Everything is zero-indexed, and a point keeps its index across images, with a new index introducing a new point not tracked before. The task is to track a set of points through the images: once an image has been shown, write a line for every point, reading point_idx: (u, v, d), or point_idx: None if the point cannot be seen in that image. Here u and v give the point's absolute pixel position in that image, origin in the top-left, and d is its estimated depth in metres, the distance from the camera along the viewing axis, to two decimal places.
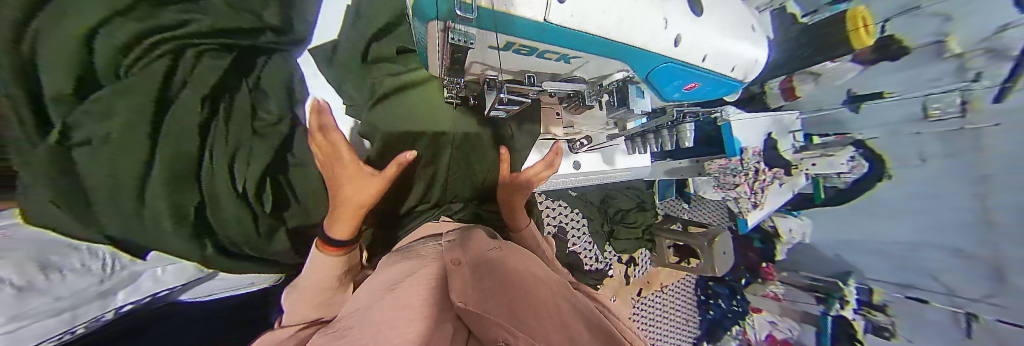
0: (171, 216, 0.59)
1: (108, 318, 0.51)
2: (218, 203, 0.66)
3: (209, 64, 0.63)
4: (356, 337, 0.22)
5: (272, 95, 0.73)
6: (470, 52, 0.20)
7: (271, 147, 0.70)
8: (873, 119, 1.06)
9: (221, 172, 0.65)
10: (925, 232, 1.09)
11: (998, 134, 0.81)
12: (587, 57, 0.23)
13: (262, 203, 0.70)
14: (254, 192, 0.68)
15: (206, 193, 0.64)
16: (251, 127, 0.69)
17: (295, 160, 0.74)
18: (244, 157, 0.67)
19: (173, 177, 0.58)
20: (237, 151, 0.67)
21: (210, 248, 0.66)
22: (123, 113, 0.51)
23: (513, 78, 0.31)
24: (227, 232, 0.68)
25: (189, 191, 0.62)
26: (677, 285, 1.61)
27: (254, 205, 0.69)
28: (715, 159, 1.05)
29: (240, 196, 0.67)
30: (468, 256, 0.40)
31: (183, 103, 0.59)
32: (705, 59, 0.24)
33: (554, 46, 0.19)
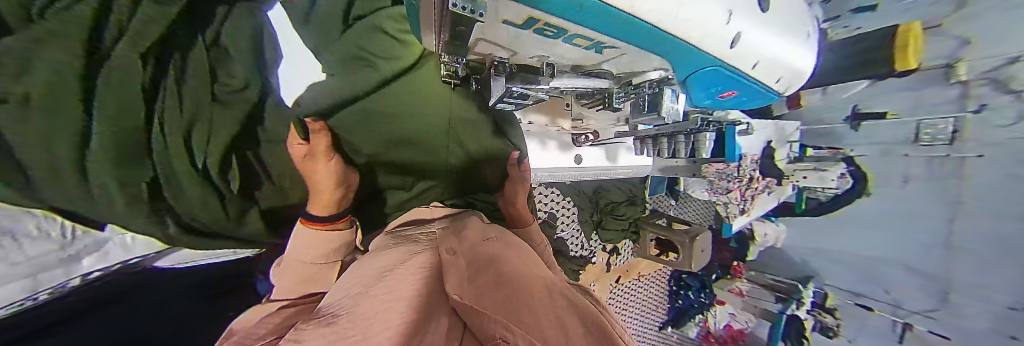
0: (124, 195, 0.45)
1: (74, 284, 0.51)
2: (179, 185, 0.51)
3: (151, 9, 0.47)
4: (340, 323, 0.19)
5: (238, 58, 0.57)
6: (477, 25, 0.15)
7: (237, 122, 0.55)
8: (872, 137, 1.23)
9: (179, 152, 0.49)
10: (895, 250, 1.24)
11: (981, 164, 1.00)
12: (624, 47, 0.20)
13: (230, 184, 0.55)
14: (221, 173, 0.54)
15: (160, 171, 0.48)
16: (211, 93, 0.53)
17: (268, 135, 0.59)
18: (205, 132, 0.52)
19: (122, 153, 0.44)
20: (196, 123, 0.51)
21: (173, 227, 0.53)
22: (42, 68, 0.35)
23: (529, 63, 0.27)
24: (194, 214, 0.54)
25: (142, 168, 0.46)
26: (653, 276, 1.68)
27: (220, 184, 0.54)
28: (714, 162, 0.99)
29: (203, 177, 0.53)
30: (463, 246, 0.37)
31: (118, 60, 0.42)
32: (751, 65, 0.24)
33: (587, 31, 0.15)
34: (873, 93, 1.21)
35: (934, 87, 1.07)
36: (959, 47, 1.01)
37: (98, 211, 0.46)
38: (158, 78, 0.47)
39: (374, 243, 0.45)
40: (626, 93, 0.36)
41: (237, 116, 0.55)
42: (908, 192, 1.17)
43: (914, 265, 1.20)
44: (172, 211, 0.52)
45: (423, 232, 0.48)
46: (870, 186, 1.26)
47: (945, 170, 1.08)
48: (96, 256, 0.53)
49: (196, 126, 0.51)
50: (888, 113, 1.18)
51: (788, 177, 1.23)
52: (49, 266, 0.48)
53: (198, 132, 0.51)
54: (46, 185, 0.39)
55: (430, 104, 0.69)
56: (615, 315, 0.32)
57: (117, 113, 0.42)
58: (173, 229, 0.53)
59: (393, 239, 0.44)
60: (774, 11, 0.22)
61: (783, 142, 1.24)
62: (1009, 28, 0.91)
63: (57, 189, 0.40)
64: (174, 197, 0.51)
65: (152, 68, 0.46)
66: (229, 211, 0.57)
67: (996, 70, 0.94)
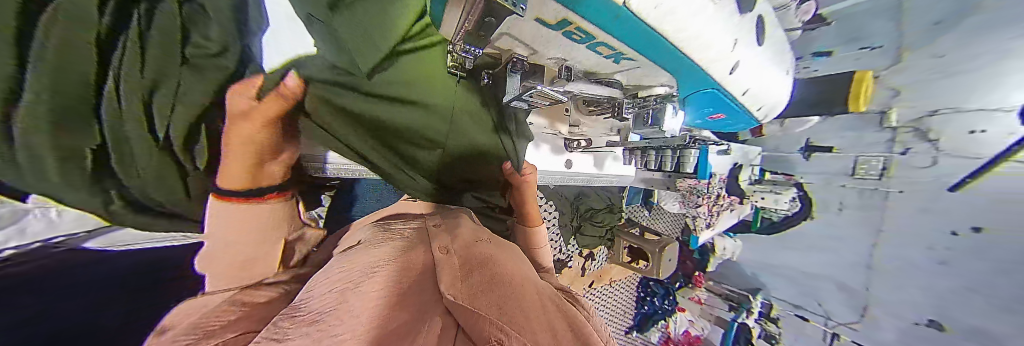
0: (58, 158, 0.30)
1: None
2: (123, 157, 0.35)
3: None
4: (324, 321, 0.18)
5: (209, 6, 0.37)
6: (507, 19, 0.16)
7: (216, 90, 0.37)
8: (819, 166, 1.37)
9: (138, 119, 0.33)
10: (830, 268, 1.42)
11: (900, 198, 1.20)
12: (641, 61, 0.22)
13: (196, 161, 0.39)
14: (186, 149, 0.38)
15: (106, 135, 0.32)
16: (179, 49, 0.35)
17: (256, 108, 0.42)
18: (170, 94, 0.35)
19: (54, 111, 0.27)
20: (162, 83, 0.34)
21: (119, 201, 0.38)
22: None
23: (544, 62, 0.27)
24: (145, 189, 0.39)
25: (72, 129, 0.30)
26: (623, 282, 1.76)
27: (185, 161, 0.39)
28: (686, 178, 1.07)
29: (162, 153, 0.37)
30: (456, 247, 0.36)
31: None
32: (743, 91, 0.28)
33: (616, 41, 0.17)
34: (826, 131, 1.35)
35: (869, 130, 1.25)
36: (892, 97, 1.19)
37: (18, 180, 0.30)
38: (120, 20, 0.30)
39: (358, 238, 0.42)
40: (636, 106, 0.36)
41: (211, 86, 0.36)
42: (843, 218, 1.34)
43: (842, 281, 1.39)
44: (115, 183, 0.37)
45: (412, 227, 0.45)
46: (813, 212, 1.42)
47: (871, 201, 1.26)
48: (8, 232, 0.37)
49: (162, 91, 0.34)
50: (833, 148, 1.33)
51: (748, 197, 1.36)
52: None
53: (164, 96, 0.34)
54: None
55: (422, 93, 0.53)
56: (600, 321, 0.33)
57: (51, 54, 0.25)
58: (117, 204, 0.39)
59: (378, 233, 0.42)
60: (760, 51, 0.26)
61: (747, 165, 1.36)
62: (929, 84, 1.11)
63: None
64: (120, 168, 0.35)
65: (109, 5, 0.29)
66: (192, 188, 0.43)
67: (919, 120, 1.14)
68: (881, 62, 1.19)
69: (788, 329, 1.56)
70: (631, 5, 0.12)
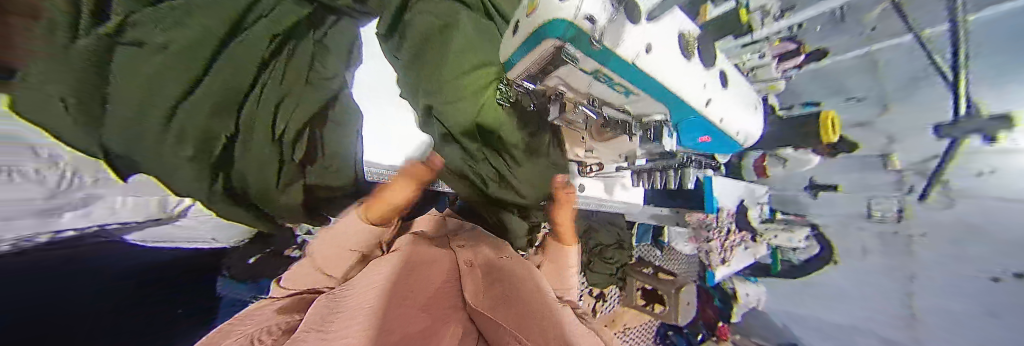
0: (196, 140, 0.41)
1: (40, 240, 0.41)
2: (248, 146, 0.49)
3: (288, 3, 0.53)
4: (365, 306, 0.23)
5: (335, 53, 0.63)
6: (567, 68, 0.31)
7: (319, 102, 0.57)
8: (828, 207, 1.34)
9: (263, 125, 0.49)
10: (865, 320, 1.31)
11: (927, 244, 1.11)
12: (640, 96, 0.35)
13: (295, 154, 0.55)
14: (292, 142, 0.53)
15: (242, 123, 0.47)
16: (307, 75, 0.56)
17: (337, 117, 0.62)
18: (289, 108, 0.52)
19: (216, 109, 0.42)
20: (290, 94, 0.53)
21: (219, 188, 0.48)
22: (197, 27, 0.37)
23: (575, 98, 0.39)
24: (246, 175, 0.51)
25: (228, 118, 0.45)
26: (638, 329, 1.61)
27: (287, 151, 0.54)
28: (692, 212, 1.11)
29: (275, 146, 0.52)
30: (479, 262, 0.42)
31: (250, 40, 0.45)
32: (721, 122, 0.41)
33: (620, 78, 0.32)
34: (822, 172, 1.34)
35: (875, 172, 1.20)
36: (888, 144, 1.14)
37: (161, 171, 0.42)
38: (275, 54, 0.50)
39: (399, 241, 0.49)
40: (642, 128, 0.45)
41: (319, 99, 0.57)
42: (867, 262, 1.27)
43: (885, 336, 1.26)
44: (229, 170, 0.49)
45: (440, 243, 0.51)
46: (835, 255, 1.35)
47: (894, 246, 1.19)
48: (78, 214, 0.45)
49: (288, 99, 0.52)
50: (838, 186, 1.31)
51: (760, 235, 1.34)
52: (29, 215, 0.37)
53: (287, 104, 0.52)
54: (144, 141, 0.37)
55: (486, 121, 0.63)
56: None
57: (226, 72, 0.42)
58: (217, 189, 0.48)
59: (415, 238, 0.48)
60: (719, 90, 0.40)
61: (754, 203, 1.34)
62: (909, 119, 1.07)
63: (121, 130, 0.35)
64: (242, 156, 0.49)
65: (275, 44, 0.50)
66: (280, 177, 0.55)
67: (922, 164, 1.07)
68: (869, 114, 1.16)
69: None
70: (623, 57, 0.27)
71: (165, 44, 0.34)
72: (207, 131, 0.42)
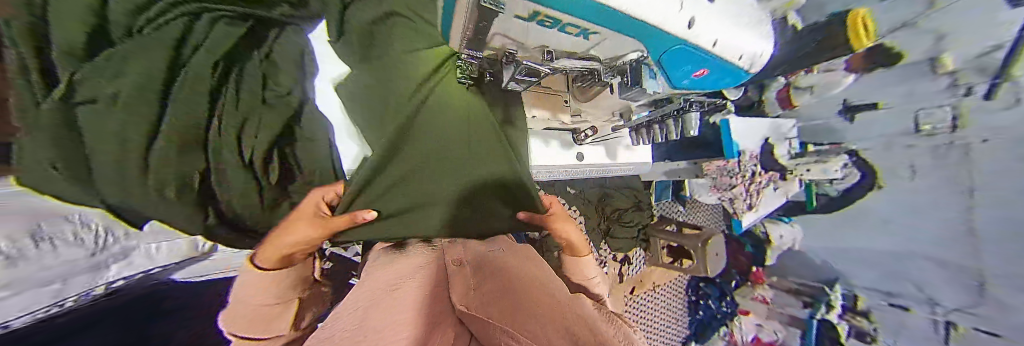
0: (176, 181, 0.49)
1: (97, 293, 0.46)
2: (224, 174, 0.55)
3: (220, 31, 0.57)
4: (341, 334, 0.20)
5: (285, 70, 0.64)
6: (498, 19, 0.19)
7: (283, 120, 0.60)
8: (868, 129, 1.24)
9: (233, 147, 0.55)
10: (915, 244, 1.18)
11: (985, 150, 0.97)
12: (609, 35, 0.22)
13: (268, 175, 0.59)
14: (263, 164, 0.58)
15: (210, 158, 0.53)
16: (261, 97, 0.59)
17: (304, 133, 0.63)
18: (250, 129, 0.57)
19: (183, 145, 0.49)
20: (248, 118, 0.57)
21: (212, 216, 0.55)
22: (134, 72, 0.46)
23: (529, 56, 0.29)
24: (232, 201, 0.57)
25: (194, 153, 0.51)
26: (670, 285, 1.62)
27: (261, 175, 0.58)
28: (713, 160, 1.04)
29: (247, 170, 0.57)
30: (470, 260, 0.39)
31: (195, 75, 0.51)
32: (745, 62, 0.29)
33: (582, 21, 0.18)
34: (863, 90, 1.20)
35: (919, 81, 1.08)
36: (936, 42, 1.00)
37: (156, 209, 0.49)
38: (220, 84, 0.55)
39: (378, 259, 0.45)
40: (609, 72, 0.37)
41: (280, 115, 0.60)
42: (918, 182, 1.14)
43: (936, 256, 1.14)
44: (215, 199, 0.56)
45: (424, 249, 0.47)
46: (879, 179, 1.24)
47: (948, 159, 1.06)
48: (122, 264, 0.52)
49: (247, 123, 0.57)
50: (878, 104, 1.18)
51: (791, 172, 1.22)
52: (79, 271, 0.44)
53: (248, 127, 0.57)
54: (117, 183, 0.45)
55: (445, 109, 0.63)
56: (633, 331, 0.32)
57: (185, 103, 0.50)
58: (212, 219, 0.55)
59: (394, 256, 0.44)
60: (742, 11, 0.26)
61: (780, 139, 1.23)
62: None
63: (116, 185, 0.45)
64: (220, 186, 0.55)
65: (220, 75, 0.55)
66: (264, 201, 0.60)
67: (978, 60, 0.94)
68: (909, 13, 1.01)
69: (885, 326, 1.31)
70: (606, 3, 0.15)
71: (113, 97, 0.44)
72: (181, 173, 0.50)
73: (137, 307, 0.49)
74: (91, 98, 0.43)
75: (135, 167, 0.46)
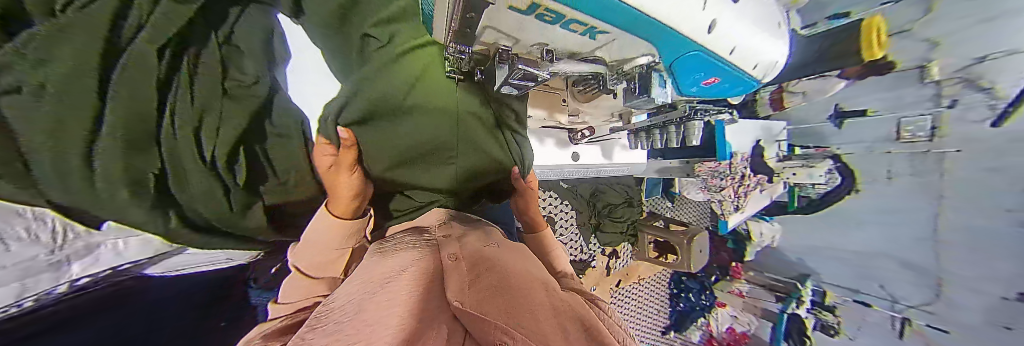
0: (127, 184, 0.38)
1: (59, 291, 0.47)
2: (184, 178, 0.45)
3: None
4: (340, 333, 0.20)
5: (249, 53, 0.53)
6: (487, 12, 0.16)
7: (247, 116, 0.50)
8: (853, 135, 1.25)
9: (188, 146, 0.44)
10: (886, 244, 1.25)
11: (960, 159, 1.02)
12: (617, 34, 0.20)
13: (236, 177, 0.49)
14: (226, 163, 0.48)
15: (165, 158, 0.43)
16: (221, 87, 0.48)
17: (276, 128, 0.55)
18: (211, 127, 0.46)
19: (133, 142, 0.38)
20: (207, 111, 0.46)
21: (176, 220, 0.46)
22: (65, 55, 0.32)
23: (525, 53, 0.27)
24: (195, 206, 0.48)
25: (148, 152, 0.41)
26: (654, 278, 1.67)
27: (224, 175, 0.48)
28: (705, 161, 1.05)
29: (211, 173, 0.47)
30: (466, 252, 0.39)
31: (135, 53, 0.38)
32: (753, 67, 0.26)
33: (583, 16, 0.16)
34: (854, 94, 1.23)
35: (906, 89, 1.10)
36: (928, 50, 1.03)
37: (107, 208, 0.39)
38: (173, 70, 0.43)
39: (373, 251, 0.44)
40: (618, 77, 0.34)
41: (240, 112, 0.49)
42: (894, 187, 1.19)
43: (904, 259, 1.20)
44: (175, 203, 0.46)
45: (419, 239, 0.47)
46: (857, 182, 1.28)
47: (924, 166, 1.10)
48: (86, 263, 0.49)
49: (207, 118, 0.46)
50: (867, 111, 1.20)
51: (778, 175, 1.23)
52: (38, 271, 0.44)
53: (209, 122, 0.46)
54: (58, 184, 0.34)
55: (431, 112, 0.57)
56: (621, 325, 0.33)
57: (130, 93, 0.37)
58: (174, 223, 0.46)
59: (389, 248, 0.44)
60: (760, 4, 0.23)
61: (771, 141, 1.25)
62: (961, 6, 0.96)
63: (59, 186, 0.35)
64: (180, 191, 0.45)
65: (168, 61, 0.42)
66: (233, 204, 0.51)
67: (967, 69, 0.97)
68: (905, 16, 1.06)
69: (847, 319, 1.38)
70: (632, 4, 0.13)
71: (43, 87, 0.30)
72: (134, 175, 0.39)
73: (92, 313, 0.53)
74: (16, 84, 0.29)
75: (76, 169, 0.35)
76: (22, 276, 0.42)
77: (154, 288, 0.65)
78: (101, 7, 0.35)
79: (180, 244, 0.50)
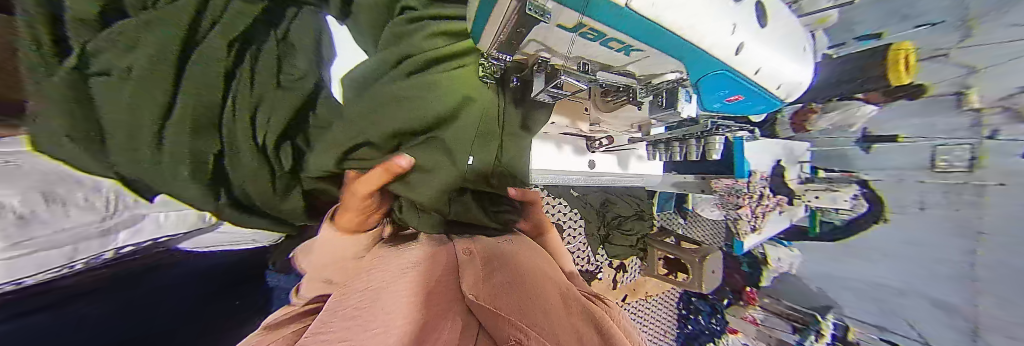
0: (191, 163, 0.44)
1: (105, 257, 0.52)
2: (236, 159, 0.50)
3: (241, 10, 0.50)
4: (369, 318, 0.23)
5: (300, 50, 0.59)
6: (535, 29, 0.18)
7: (295, 105, 0.56)
8: (880, 161, 1.18)
9: (243, 129, 0.49)
10: (916, 281, 1.15)
11: (998, 193, 0.93)
12: (652, 52, 0.21)
13: (281, 161, 0.55)
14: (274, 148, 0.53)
15: (224, 142, 0.48)
16: (276, 80, 0.53)
17: (316, 120, 0.60)
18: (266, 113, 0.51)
19: (198, 126, 0.44)
20: (262, 101, 0.51)
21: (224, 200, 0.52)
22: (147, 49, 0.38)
23: (564, 64, 0.28)
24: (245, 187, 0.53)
25: (207, 137, 0.46)
26: (662, 297, 1.62)
27: (275, 160, 0.54)
28: (722, 177, 1.01)
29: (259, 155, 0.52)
30: (480, 248, 0.42)
31: (209, 47, 0.45)
32: (776, 86, 0.27)
33: (624, 34, 0.17)
34: (888, 119, 1.12)
35: (942, 116, 1.00)
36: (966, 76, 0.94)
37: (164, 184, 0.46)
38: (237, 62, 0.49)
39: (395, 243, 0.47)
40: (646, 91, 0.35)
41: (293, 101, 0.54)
42: (927, 219, 1.10)
43: (934, 296, 1.11)
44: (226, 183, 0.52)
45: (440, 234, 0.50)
46: (886, 211, 1.19)
47: (960, 199, 1.01)
48: (131, 231, 0.53)
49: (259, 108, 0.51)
50: (898, 136, 1.11)
51: (799, 198, 1.17)
52: (89, 237, 0.46)
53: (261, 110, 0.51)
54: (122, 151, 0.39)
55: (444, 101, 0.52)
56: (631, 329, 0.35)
57: (202, 83, 0.44)
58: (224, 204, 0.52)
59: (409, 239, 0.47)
60: (783, 27, 0.24)
61: (793, 162, 1.21)
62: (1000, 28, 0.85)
63: (128, 156, 0.40)
64: (233, 171, 0.50)
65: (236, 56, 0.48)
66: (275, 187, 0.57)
67: (1006, 99, 0.88)
68: (940, 40, 0.93)
69: None
70: (656, 18, 0.14)
71: (130, 71, 0.37)
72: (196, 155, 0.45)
73: (123, 284, 0.62)
74: (108, 69, 0.36)
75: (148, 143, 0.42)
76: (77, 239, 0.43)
77: (185, 261, 0.75)
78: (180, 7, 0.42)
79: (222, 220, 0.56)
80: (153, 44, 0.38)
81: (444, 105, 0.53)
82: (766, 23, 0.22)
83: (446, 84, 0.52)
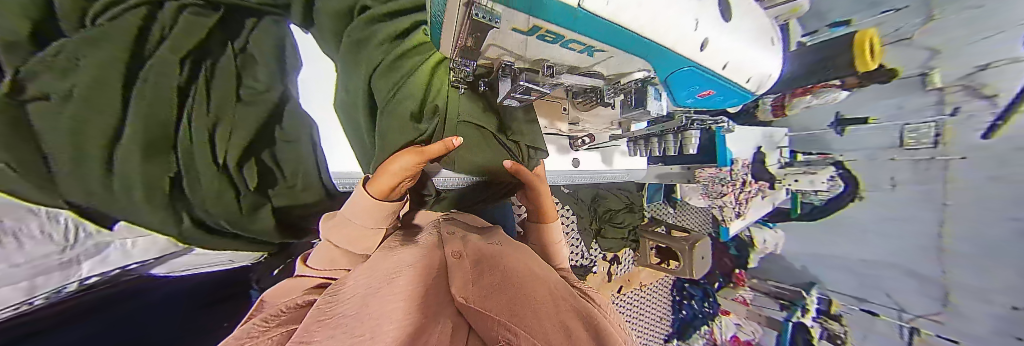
0: (146, 186, 0.42)
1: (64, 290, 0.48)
2: (196, 180, 0.48)
3: (193, 21, 0.47)
4: (345, 326, 0.20)
5: (261, 62, 0.57)
6: (490, 32, 0.17)
7: (259, 118, 0.54)
8: (856, 142, 1.22)
9: (202, 148, 0.47)
10: (896, 255, 1.20)
11: (962, 166, 0.99)
12: (611, 52, 0.21)
13: (247, 179, 0.53)
14: (237, 165, 0.51)
15: (181, 163, 0.46)
16: (236, 93, 0.52)
17: (284, 133, 0.59)
18: (227, 131, 0.49)
19: (153, 147, 0.42)
20: (221, 116, 0.49)
21: (188, 222, 0.49)
22: (90, 71, 0.35)
23: (529, 67, 0.27)
24: (207, 208, 0.51)
25: (163, 158, 0.44)
26: (656, 285, 1.65)
27: (239, 177, 0.52)
28: (705, 167, 1.04)
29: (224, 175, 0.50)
30: (468, 250, 0.40)
31: (157, 60, 0.42)
32: (745, 80, 0.27)
33: (576, 36, 0.17)
34: (859, 103, 1.19)
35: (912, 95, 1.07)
36: (929, 58, 1.01)
37: (118, 211, 0.43)
38: (191, 79, 0.47)
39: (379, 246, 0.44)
40: (615, 90, 0.36)
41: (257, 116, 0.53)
42: (897, 195, 1.16)
43: (909, 268, 1.17)
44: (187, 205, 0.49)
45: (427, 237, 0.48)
46: (860, 190, 1.24)
47: (929, 174, 1.07)
48: (95, 261, 0.50)
49: (221, 124, 0.49)
50: (870, 118, 1.18)
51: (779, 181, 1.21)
52: (50, 270, 0.44)
53: (223, 126, 0.49)
54: (74, 179, 0.37)
55: (415, 102, 0.53)
56: (620, 324, 0.35)
57: (153, 102, 0.41)
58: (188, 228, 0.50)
59: (391, 246, 0.44)
60: (747, 22, 0.25)
61: (773, 148, 1.25)
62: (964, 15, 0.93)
63: (75, 184, 0.37)
64: (193, 192, 0.48)
65: (189, 71, 0.46)
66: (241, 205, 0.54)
67: (968, 77, 0.95)
68: (907, 26, 1.04)
69: (854, 328, 1.35)
70: (608, 20, 0.14)
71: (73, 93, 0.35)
72: (152, 179, 0.42)
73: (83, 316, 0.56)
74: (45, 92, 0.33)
75: None
76: (37, 274, 0.42)
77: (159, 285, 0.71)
78: (123, 22, 0.39)
79: (189, 245, 0.53)
80: (99, 64, 0.36)
81: (415, 106, 0.53)
82: (731, 18, 0.22)
83: (416, 84, 0.53)
